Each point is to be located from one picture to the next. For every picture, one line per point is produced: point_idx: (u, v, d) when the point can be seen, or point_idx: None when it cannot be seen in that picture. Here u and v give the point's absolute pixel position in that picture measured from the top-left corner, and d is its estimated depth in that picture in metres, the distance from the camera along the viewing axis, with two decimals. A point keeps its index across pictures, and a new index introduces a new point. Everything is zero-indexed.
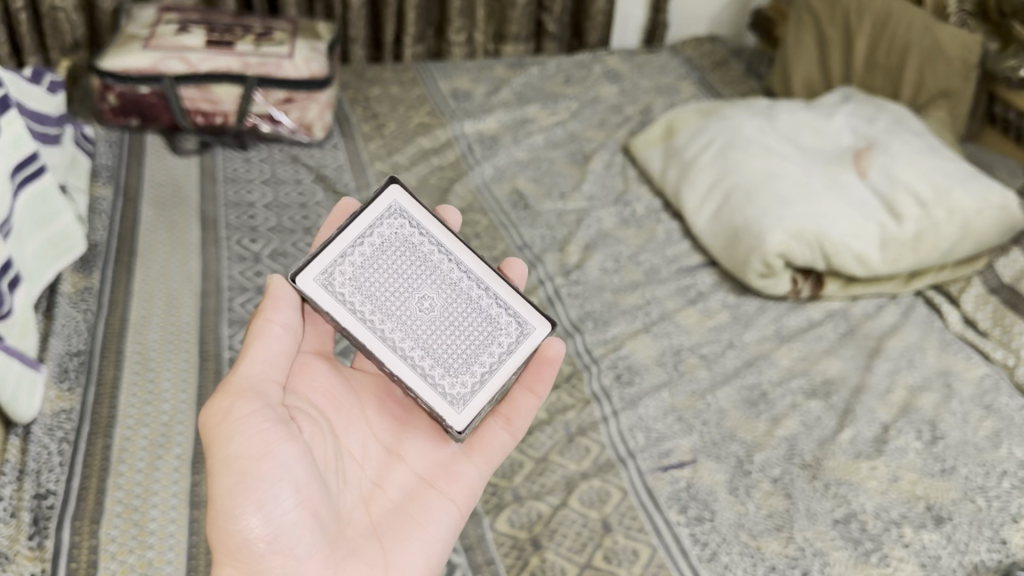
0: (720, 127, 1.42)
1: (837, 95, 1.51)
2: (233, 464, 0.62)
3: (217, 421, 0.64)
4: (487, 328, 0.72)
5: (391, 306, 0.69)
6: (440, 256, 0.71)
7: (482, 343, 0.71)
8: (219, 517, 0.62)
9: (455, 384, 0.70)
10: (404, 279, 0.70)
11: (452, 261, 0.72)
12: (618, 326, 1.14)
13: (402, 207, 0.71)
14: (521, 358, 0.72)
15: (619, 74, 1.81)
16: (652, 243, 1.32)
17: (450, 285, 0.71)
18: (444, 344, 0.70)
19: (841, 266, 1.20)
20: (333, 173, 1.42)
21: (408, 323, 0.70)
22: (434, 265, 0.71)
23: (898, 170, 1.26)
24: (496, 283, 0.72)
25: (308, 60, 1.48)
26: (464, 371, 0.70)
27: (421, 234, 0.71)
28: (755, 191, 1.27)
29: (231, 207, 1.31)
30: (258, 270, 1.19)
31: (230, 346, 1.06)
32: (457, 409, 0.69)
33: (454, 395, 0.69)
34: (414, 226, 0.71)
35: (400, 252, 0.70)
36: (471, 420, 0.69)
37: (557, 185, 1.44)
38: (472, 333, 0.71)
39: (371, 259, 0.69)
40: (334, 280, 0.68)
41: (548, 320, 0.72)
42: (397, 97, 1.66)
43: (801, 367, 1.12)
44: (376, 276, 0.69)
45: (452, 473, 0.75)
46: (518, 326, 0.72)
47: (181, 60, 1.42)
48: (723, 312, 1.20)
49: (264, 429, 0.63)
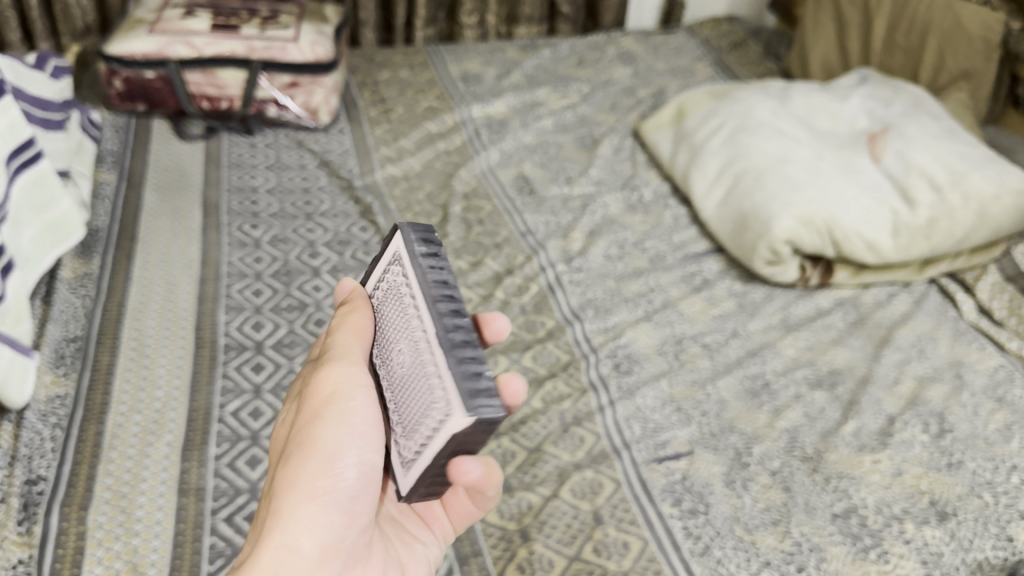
0: (732, 110, 1.38)
1: (853, 77, 1.47)
2: (335, 393, 0.57)
3: (334, 380, 0.57)
4: (428, 398, 0.51)
5: (386, 348, 0.58)
6: (412, 307, 0.53)
7: (423, 412, 0.51)
8: (316, 457, 0.56)
9: (405, 447, 0.56)
10: (391, 329, 0.56)
11: (416, 317, 0.52)
12: (620, 314, 1.13)
13: (400, 252, 0.55)
14: (444, 445, 0.50)
15: (633, 55, 1.77)
16: (658, 229, 1.30)
17: (412, 343, 0.53)
18: (405, 407, 0.55)
19: (851, 253, 1.16)
20: (337, 158, 1.41)
21: (392, 375, 0.57)
22: (408, 318, 0.54)
23: (913, 155, 1.23)
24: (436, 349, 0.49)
25: (313, 44, 1.47)
26: (410, 437, 0.54)
27: (404, 282, 0.54)
28: (765, 176, 1.24)
29: (234, 193, 1.31)
30: (258, 256, 1.19)
31: (226, 332, 1.06)
32: (405, 471, 0.56)
33: (405, 457, 0.56)
34: (403, 273, 0.55)
35: (392, 304, 0.56)
36: (412, 488, 0.56)
37: (564, 169, 1.42)
38: (422, 399, 0.52)
39: (379, 301, 0.59)
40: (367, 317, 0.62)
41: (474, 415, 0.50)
42: (406, 81, 1.64)
43: (807, 357, 1.09)
44: (388, 320, 0.57)
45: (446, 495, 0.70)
46: (449, 406, 0.49)
47: (186, 43, 1.42)
48: (729, 300, 1.17)
49: (362, 404, 0.57)
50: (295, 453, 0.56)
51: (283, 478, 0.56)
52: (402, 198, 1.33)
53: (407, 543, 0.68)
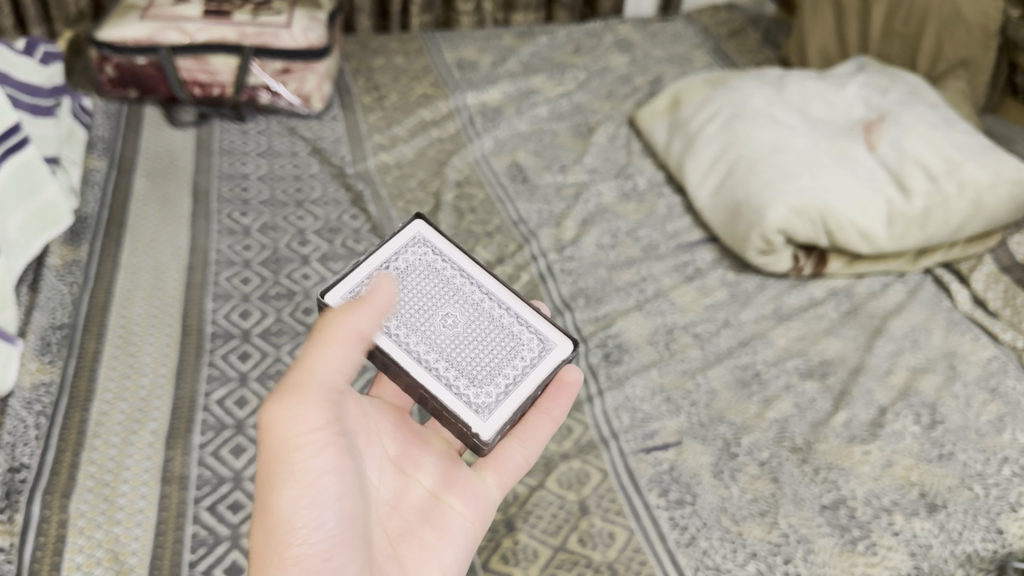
0: (727, 98, 1.37)
1: (851, 66, 1.45)
2: (287, 447, 0.59)
3: (282, 429, 0.59)
4: (509, 342, 0.74)
5: (415, 322, 0.72)
6: (461, 280, 0.75)
7: (505, 357, 0.73)
8: (278, 529, 0.60)
9: (479, 394, 0.70)
10: (427, 299, 0.73)
11: (472, 284, 0.75)
12: (611, 303, 1.12)
13: (425, 238, 0.76)
14: (544, 370, 0.73)
15: (631, 42, 1.76)
16: (652, 217, 1.29)
17: (472, 305, 0.74)
18: (467, 357, 0.72)
19: (845, 243, 1.15)
20: (330, 145, 1.40)
21: (432, 337, 0.71)
22: (457, 288, 0.75)
23: (909, 144, 1.21)
24: (517, 304, 0.75)
25: (306, 30, 1.45)
26: (489, 383, 0.71)
27: (444, 261, 0.75)
28: (758, 166, 1.23)
29: (224, 180, 1.30)
30: (248, 244, 1.18)
31: (213, 320, 1.05)
32: (482, 417, 0.70)
33: (479, 404, 0.70)
34: (437, 254, 0.75)
35: (423, 276, 0.74)
36: (494, 427, 0.69)
37: (558, 157, 1.41)
38: (498, 348, 0.73)
39: (395, 281, 0.73)
40: (360, 297, 0.71)
41: (570, 338, 0.74)
42: (401, 68, 1.63)
43: (799, 347, 1.08)
44: (402, 294, 0.72)
45: (467, 490, 0.73)
46: (540, 341, 0.74)
47: (178, 30, 1.40)
48: (721, 289, 1.16)
49: (318, 459, 0.60)
50: (254, 532, 0.61)
51: (256, 543, 0.61)
52: (394, 185, 1.32)
53: (421, 555, 0.69)
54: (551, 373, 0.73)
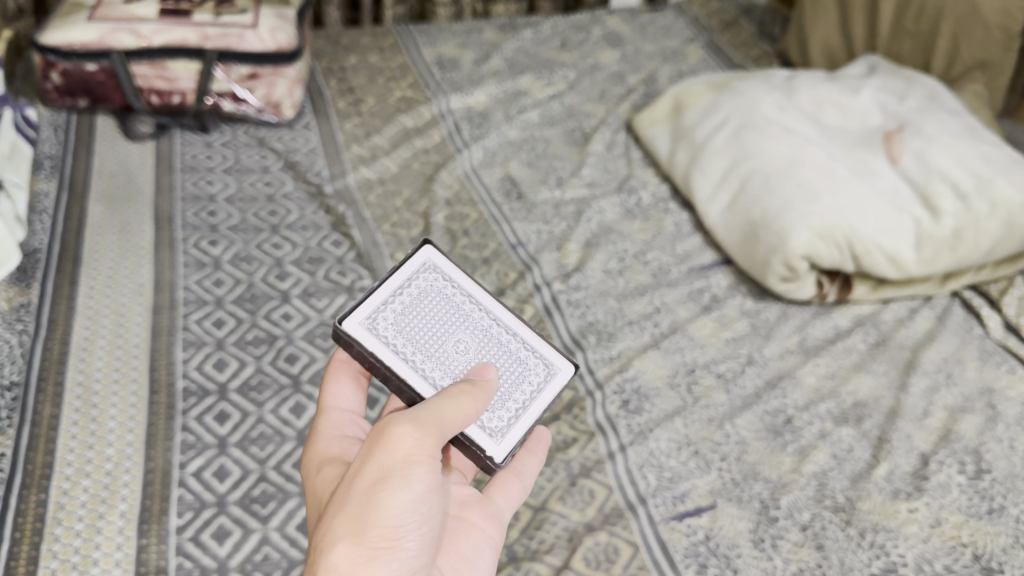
0: (734, 104, 1.27)
1: (861, 66, 1.36)
2: (406, 483, 0.56)
3: (405, 446, 0.57)
4: (517, 368, 0.72)
5: (429, 347, 0.69)
6: (471, 305, 0.73)
7: (513, 382, 0.71)
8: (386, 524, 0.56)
9: (491, 418, 0.69)
10: (439, 327, 0.71)
11: (482, 310, 0.73)
12: (624, 341, 1.03)
13: (434, 263, 0.74)
14: (548, 397, 0.72)
15: (620, 36, 1.65)
16: (660, 237, 1.20)
17: (482, 332, 0.72)
18: None
19: (872, 267, 1.07)
20: (304, 158, 1.28)
21: (445, 362, 0.69)
22: (467, 313, 0.73)
23: (933, 157, 1.13)
24: (522, 328, 0.73)
25: (273, 30, 1.32)
26: (499, 407, 0.70)
27: (453, 287, 0.73)
28: (774, 183, 1.14)
29: (188, 202, 1.17)
30: (219, 279, 1.06)
31: (184, 373, 0.94)
32: (497, 439, 0.68)
33: (491, 427, 0.68)
34: (446, 279, 0.73)
35: (435, 302, 0.72)
36: (510, 449, 0.68)
37: (554, 169, 1.30)
38: (505, 372, 0.71)
39: (410, 307, 0.71)
40: (378, 324, 0.69)
41: (571, 361, 0.73)
42: (376, 67, 1.51)
43: (830, 387, 0.99)
44: (416, 321, 0.70)
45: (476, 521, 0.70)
46: (544, 365, 0.73)
47: (130, 31, 1.26)
48: (741, 320, 1.07)
49: (408, 543, 0.57)
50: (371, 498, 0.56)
51: (343, 523, 0.55)
52: (378, 205, 1.21)
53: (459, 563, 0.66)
54: (555, 396, 0.72)
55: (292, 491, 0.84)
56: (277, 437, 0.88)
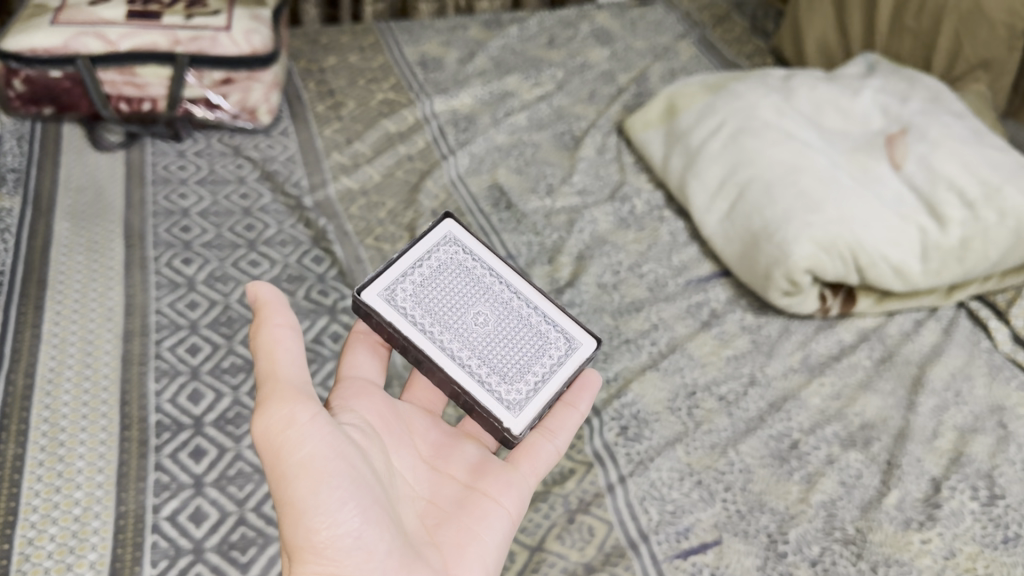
0: (730, 106, 1.22)
1: (860, 65, 1.31)
2: (308, 468, 0.61)
3: (276, 429, 0.62)
4: (538, 341, 0.78)
5: (448, 320, 0.76)
6: (491, 279, 0.80)
7: (533, 356, 0.77)
8: (302, 515, 0.61)
9: (509, 391, 0.74)
10: (460, 298, 0.77)
11: (503, 284, 0.80)
12: (621, 362, 0.98)
13: (455, 237, 0.80)
14: (569, 368, 0.77)
15: (609, 32, 1.59)
16: (655, 248, 1.15)
17: (502, 305, 0.79)
18: (497, 355, 0.76)
19: (877, 280, 1.03)
20: (281, 167, 1.22)
21: (464, 335, 0.75)
22: (487, 286, 0.79)
23: (939, 164, 1.09)
24: (543, 302, 0.80)
25: (248, 32, 1.25)
26: (517, 379, 0.75)
27: (474, 259, 0.80)
28: (775, 191, 1.09)
29: (160, 217, 1.12)
30: (193, 301, 1.01)
31: (157, 407, 0.89)
32: (513, 412, 0.73)
33: (509, 400, 0.74)
34: (467, 253, 0.80)
35: (456, 274, 0.79)
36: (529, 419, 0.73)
37: (543, 176, 1.26)
38: (527, 346, 0.77)
39: (429, 279, 0.77)
40: (396, 294, 0.75)
41: (593, 335, 0.79)
42: (357, 67, 1.45)
43: (836, 407, 0.96)
44: (436, 293, 0.77)
45: (499, 483, 0.75)
46: (566, 340, 0.79)
47: (97, 36, 1.20)
48: (742, 337, 1.03)
49: (341, 519, 0.61)
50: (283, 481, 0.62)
51: (287, 533, 0.62)
52: (360, 217, 1.16)
53: (461, 537, 0.71)
54: (578, 368, 0.78)
55: (273, 535, 0.80)
56: (256, 476, 0.84)
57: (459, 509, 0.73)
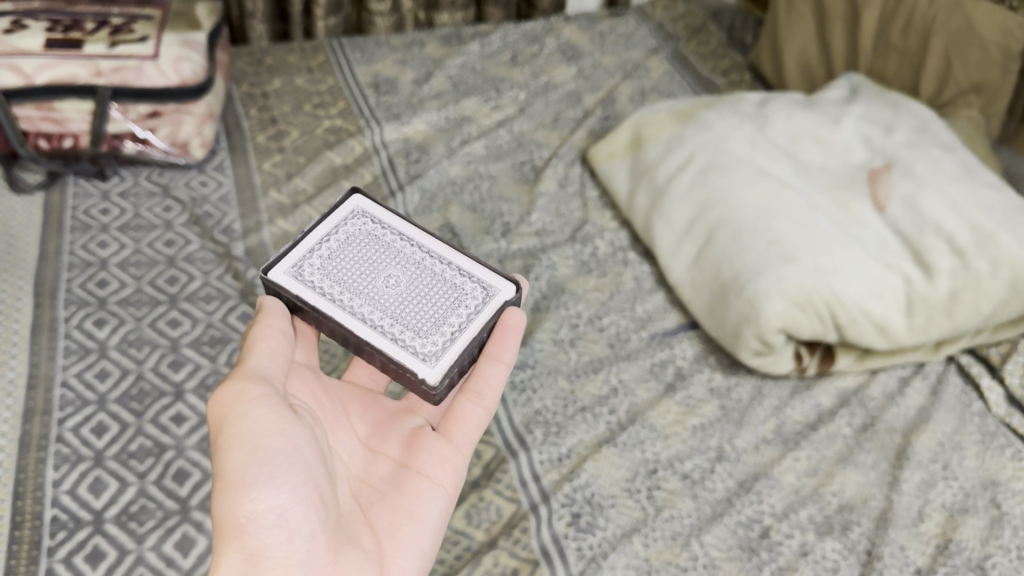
0: (700, 138, 1.13)
1: (842, 88, 1.21)
2: (243, 441, 0.61)
3: (224, 402, 0.63)
4: (453, 293, 0.73)
5: (357, 286, 0.71)
6: (402, 243, 0.75)
7: (448, 307, 0.71)
8: (229, 486, 0.60)
9: (425, 343, 0.69)
10: (369, 264, 0.73)
11: (414, 246, 0.75)
12: (576, 436, 0.89)
13: (364, 210, 0.77)
14: (488, 314, 0.72)
15: (577, 48, 1.49)
16: (618, 296, 1.06)
17: (414, 264, 0.74)
18: (412, 311, 0.70)
19: (857, 337, 0.94)
20: (213, 209, 1.13)
21: (375, 298, 0.71)
22: (399, 250, 0.75)
23: (926, 205, 0.99)
24: (456, 257, 0.75)
25: (177, 60, 1.15)
26: (433, 332, 0.69)
27: (384, 228, 0.76)
28: (746, 237, 1.00)
29: (76, 270, 1.02)
30: (104, 371, 0.92)
31: (54, 501, 0.80)
32: (429, 363, 0.68)
33: (425, 351, 0.68)
34: (376, 223, 0.76)
35: (365, 244, 0.74)
36: (447, 368, 0.67)
37: (500, 214, 1.16)
38: (443, 298, 0.72)
39: (337, 251, 0.73)
40: (303, 270, 0.71)
41: (511, 280, 0.73)
42: (303, 90, 1.35)
43: (811, 486, 0.87)
44: (345, 264, 0.72)
45: (432, 454, 0.74)
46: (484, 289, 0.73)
47: (10, 69, 1.09)
48: (710, 402, 0.94)
49: (270, 495, 0.60)
50: (219, 453, 0.62)
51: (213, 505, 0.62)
52: None
53: (394, 518, 0.71)
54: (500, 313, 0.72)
55: None
56: None
57: (393, 490, 0.73)
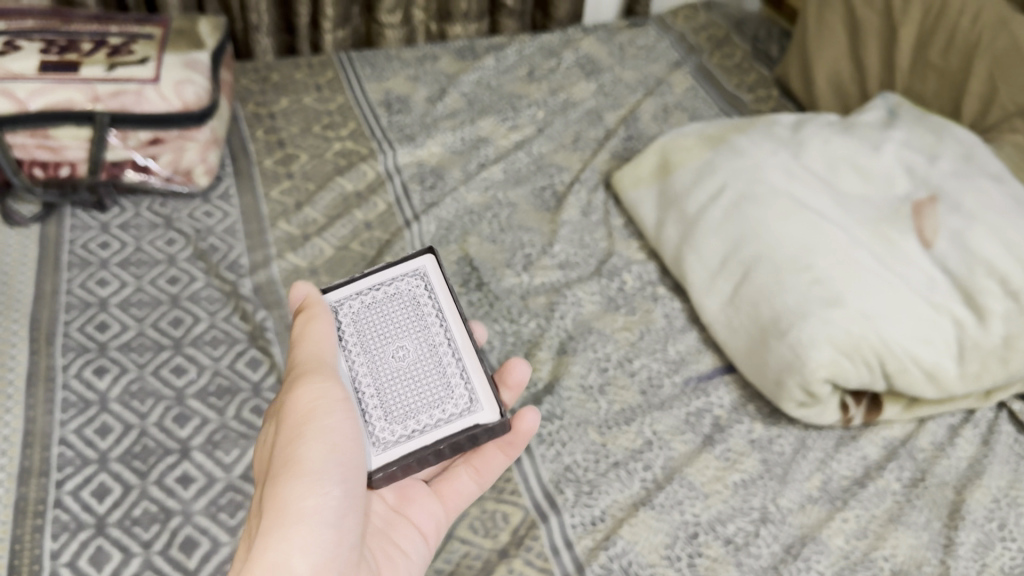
0: (732, 166, 1.07)
1: (879, 110, 1.15)
2: (326, 435, 0.58)
3: (306, 397, 0.60)
4: (441, 391, 0.65)
5: (371, 346, 0.67)
6: (435, 320, 0.68)
7: (429, 403, 0.64)
8: (301, 475, 0.56)
9: (384, 429, 0.63)
10: (392, 329, 0.68)
11: (443, 326, 0.68)
12: (609, 496, 0.83)
13: (426, 273, 0.70)
14: (454, 432, 0.63)
15: (596, 62, 1.43)
16: (648, 335, 1.00)
17: (429, 345, 0.67)
18: (396, 391, 0.65)
19: (907, 386, 0.89)
20: (219, 242, 1.07)
21: (376, 364, 0.66)
22: (426, 325, 0.68)
23: (975, 242, 0.93)
24: (471, 356, 0.66)
25: (180, 83, 1.09)
26: (399, 421, 0.64)
27: (430, 298, 0.69)
28: (786, 275, 0.94)
29: (74, 311, 0.96)
30: (105, 425, 0.86)
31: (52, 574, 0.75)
32: (375, 452, 0.63)
33: (379, 438, 0.63)
34: (428, 290, 0.69)
35: (403, 307, 0.68)
36: (384, 465, 0.62)
37: (521, 246, 1.10)
38: (429, 391, 0.65)
39: (378, 305, 0.69)
40: (340, 311, 0.68)
41: (499, 409, 0.63)
42: (312, 109, 1.29)
43: (862, 551, 0.81)
44: (375, 321, 0.68)
45: (421, 505, 0.73)
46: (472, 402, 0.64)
47: (2, 94, 1.03)
48: (751, 456, 0.88)
49: (335, 492, 0.57)
50: (291, 441, 0.58)
51: (269, 489, 0.57)
52: None
53: (390, 552, 0.68)
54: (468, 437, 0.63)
55: None
56: None
57: (387, 527, 0.69)
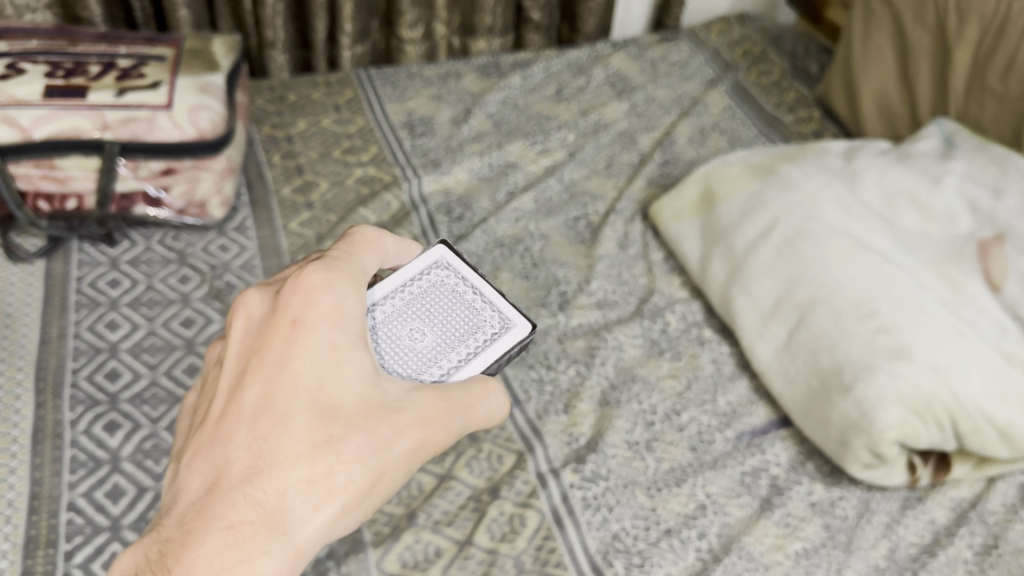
0: (783, 201, 1.00)
1: (934, 138, 1.08)
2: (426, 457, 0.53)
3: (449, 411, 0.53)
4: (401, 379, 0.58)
5: (414, 308, 0.62)
6: (465, 353, 0.61)
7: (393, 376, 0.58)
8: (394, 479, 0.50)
9: None
10: (437, 320, 0.62)
11: (460, 360, 0.60)
12: (662, 569, 0.77)
13: (507, 331, 0.63)
14: None
15: (627, 81, 1.36)
16: (696, 384, 0.94)
17: (440, 353, 0.60)
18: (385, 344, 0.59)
19: (979, 447, 0.82)
20: (235, 280, 1.01)
21: (398, 319, 0.61)
22: (456, 347, 0.61)
23: None
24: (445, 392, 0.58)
25: (194, 110, 1.02)
26: None
27: (481, 342, 0.62)
28: (847, 322, 0.88)
29: (82, 358, 0.90)
30: (117, 487, 0.80)
31: None
32: None
33: None
34: (490, 338, 0.62)
35: (461, 325, 0.62)
36: None
37: (556, 282, 1.03)
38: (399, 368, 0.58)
39: (456, 305, 0.63)
40: (435, 271, 0.64)
41: None
42: (331, 133, 1.22)
43: None
44: (439, 307, 0.63)
45: None
46: None
47: (6, 122, 0.96)
48: (812, 522, 0.82)
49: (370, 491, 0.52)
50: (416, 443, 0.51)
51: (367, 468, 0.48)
52: None
53: None
54: None
55: None
56: None
57: None
